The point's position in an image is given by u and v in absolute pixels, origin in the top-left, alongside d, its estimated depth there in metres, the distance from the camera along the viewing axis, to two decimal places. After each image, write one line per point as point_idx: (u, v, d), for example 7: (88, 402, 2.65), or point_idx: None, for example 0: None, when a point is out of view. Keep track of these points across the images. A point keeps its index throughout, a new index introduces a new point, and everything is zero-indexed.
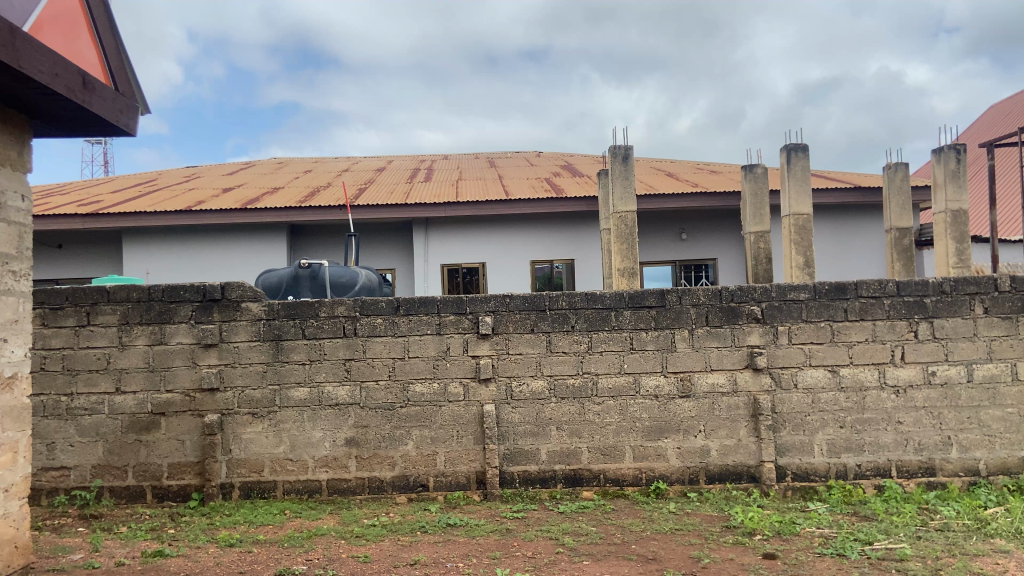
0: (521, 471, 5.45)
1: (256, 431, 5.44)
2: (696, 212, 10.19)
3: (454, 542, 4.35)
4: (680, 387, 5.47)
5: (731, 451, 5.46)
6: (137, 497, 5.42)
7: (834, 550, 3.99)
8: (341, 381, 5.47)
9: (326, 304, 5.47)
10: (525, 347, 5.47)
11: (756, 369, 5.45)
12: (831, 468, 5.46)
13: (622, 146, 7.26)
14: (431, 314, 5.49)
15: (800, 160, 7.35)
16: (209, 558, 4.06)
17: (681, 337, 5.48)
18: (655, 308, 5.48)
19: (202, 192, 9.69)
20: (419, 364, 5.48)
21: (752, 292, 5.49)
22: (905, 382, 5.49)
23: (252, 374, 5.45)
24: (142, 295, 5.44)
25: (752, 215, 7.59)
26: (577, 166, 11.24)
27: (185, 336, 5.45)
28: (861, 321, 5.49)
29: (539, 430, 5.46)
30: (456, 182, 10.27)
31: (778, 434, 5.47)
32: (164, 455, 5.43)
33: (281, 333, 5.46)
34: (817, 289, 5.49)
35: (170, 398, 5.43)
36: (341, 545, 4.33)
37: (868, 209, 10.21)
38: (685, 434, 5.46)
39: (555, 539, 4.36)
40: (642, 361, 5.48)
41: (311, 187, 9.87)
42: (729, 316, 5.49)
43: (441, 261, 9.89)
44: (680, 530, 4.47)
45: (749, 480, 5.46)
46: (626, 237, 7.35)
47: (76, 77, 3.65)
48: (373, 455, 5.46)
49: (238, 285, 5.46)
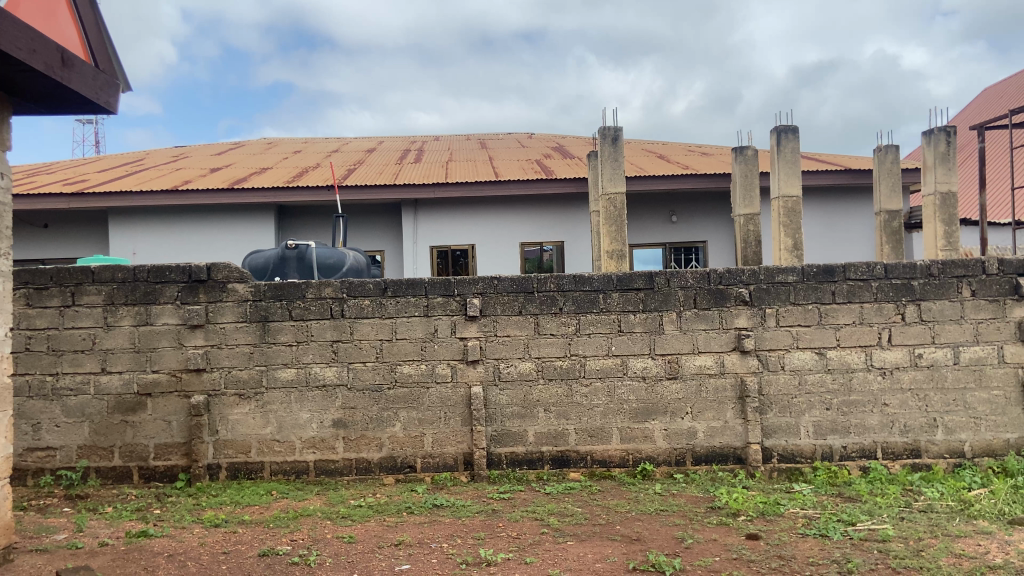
0: (508, 452, 5.46)
1: (243, 412, 5.44)
2: (686, 194, 10.17)
3: (439, 523, 4.36)
4: (667, 368, 5.47)
5: (718, 433, 5.48)
6: (123, 477, 5.41)
7: (817, 531, 4.01)
8: (329, 363, 5.45)
9: (313, 286, 5.44)
10: (513, 329, 5.46)
11: (744, 352, 5.45)
12: (817, 450, 5.48)
13: (611, 128, 7.21)
14: (419, 296, 5.47)
15: (789, 142, 7.35)
16: (193, 538, 4.05)
17: (669, 319, 5.47)
18: (643, 291, 5.47)
19: (190, 172, 9.62)
20: (407, 346, 5.47)
21: (741, 274, 5.48)
22: (892, 364, 5.51)
23: (239, 355, 5.43)
24: (127, 276, 5.40)
25: (742, 196, 7.56)
26: (569, 148, 11.18)
27: (171, 316, 5.42)
28: (849, 304, 5.50)
29: (527, 412, 5.46)
30: (446, 163, 10.21)
31: (764, 415, 5.49)
32: (150, 436, 5.41)
33: (267, 314, 5.44)
34: (805, 272, 5.48)
35: (156, 379, 5.41)
36: (326, 525, 4.33)
37: (858, 190, 10.21)
38: (672, 416, 5.48)
39: (540, 519, 4.37)
40: (630, 343, 5.47)
41: (300, 167, 9.80)
42: (718, 298, 5.48)
43: (431, 242, 9.85)
44: (665, 511, 4.49)
45: (736, 462, 5.48)
46: (616, 219, 7.33)
47: (54, 54, 3.60)
48: (360, 436, 5.45)
49: (224, 266, 5.43)
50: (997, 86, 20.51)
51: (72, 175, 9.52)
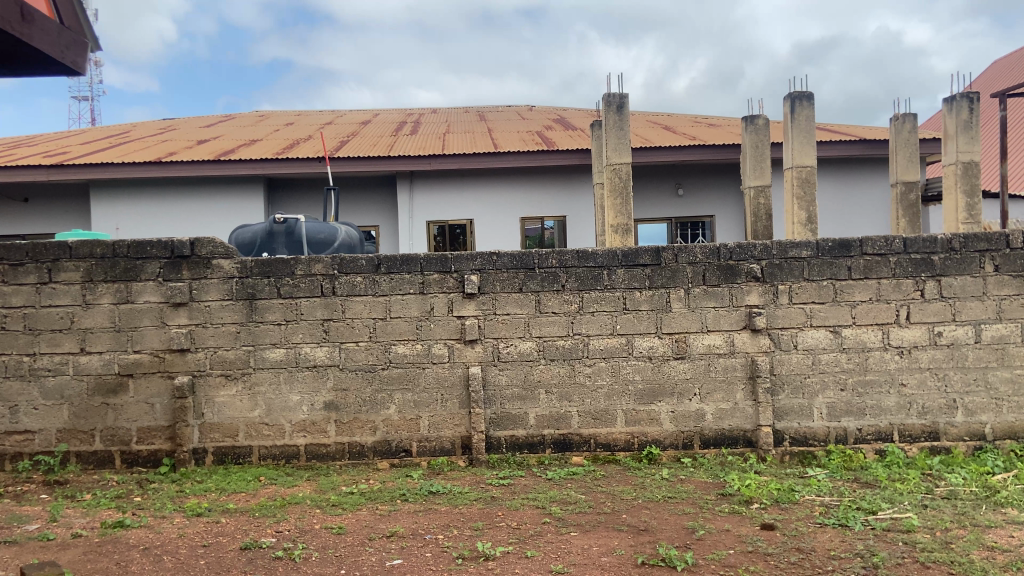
0: (508, 435, 5.22)
1: (230, 394, 5.19)
2: (692, 167, 9.86)
3: (435, 512, 4.12)
4: (674, 348, 5.22)
5: (727, 415, 5.23)
6: (105, 462, 5.17)
7: (836, 520, 3.77)
8: (319, 343, 5.20)
9: (303, 262, 5.17)
10: (512, 307, 5.20)
11: (755, 330, 5.19)
12: (831, 433, 5.24)
13: (616, 95, 6.93)
14: (414, 273, 5.20)
15: (805, 109, 7.04)
16: (172, 529, 3.82)
17: (677, 296, 5.20)
18: (649, 267, 5.20)
19: (177, 144, 9.31)
20: (401, 325, 5.20)
21: (752, 249, 5.20)
22: (910, 343, 5.25)
23: (225, 335, 5.17)
24: (106, 251, 5.13)
25: (752, 168, 7.28)
26: (570, 119, 10.85)
27: (153, 294, 5.16)
28: (866, 280, 5.23)
29: (527, 394, 5.21)
30: (442, 135, 9.90)
31: (776, 397, 5.24)
32: (133, 419, 5.17)
33: (254, 292, 5.17)
34: (820, 247, 5.21)
35: (139, 359, 5.15)
36: (315, 514, 4.09)
37: (867, 163, 9.90)
38: (679, 398, 5.23)
39: (541, 508, 4.13)
40: (635, 322, 5.21)
41: (290, 139, 9.49)
42: (728, 274, 5.21)
43: (426, 218, 9.57)
44: (674, 498, 4.24)
45: (746, 445, 5.24)
46: (621, 192, 7.04)
47: (12, 9, 3.30)
48: (353, 419, 5.21)
49: (208, 241, 5.16)
50: (1010, 56, 20.08)
51: (55, 148, 9.21)
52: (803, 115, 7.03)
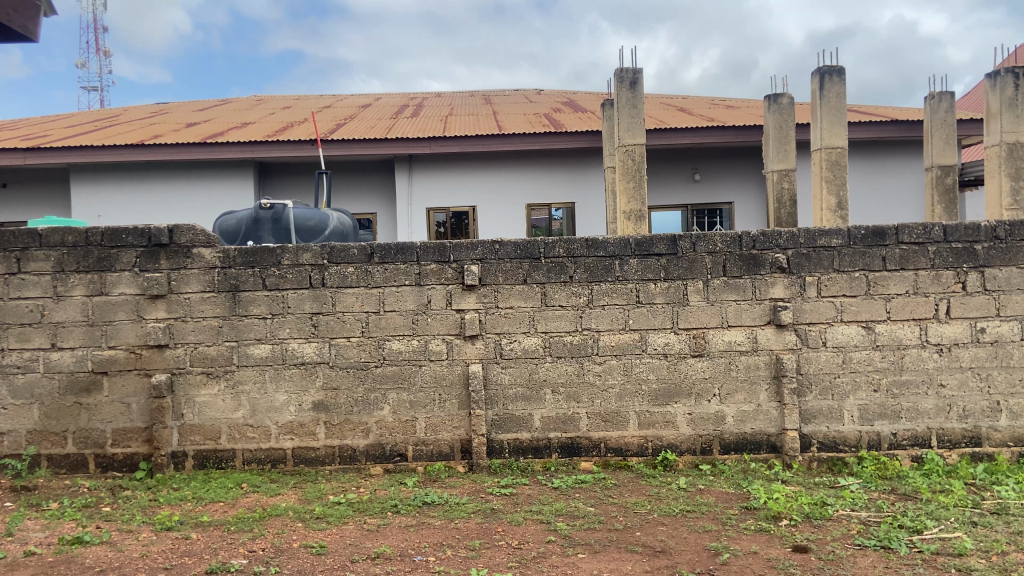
0: (511, 439, 4.83)
1: (211, 393, 4.81)
2: (709, 150, 9.41)
3: (429, 527, 3.73)
4: (691, 345, 4.80)
5: (749, 418, 4.82)
6: (78, 466, 4.81)
7: (877, 542, 3.38)
8: (308, 338, 4.81)
9: (290, 250, 4.78)
10: (516, 300, 4.79)
11: (780, 326, 4.77)
12: (863, 438, 4.82)
13: (631, 70, 6.51)
14: (410, 263, 4.79)
15: (835, 85, 6.60)
16: (136, 547, 3.45)
17: (695, 288, 4.79)
18: (665, 256, 4.78)
19: (168, 127, 8.93)
20: (396, 319, 4.81)
21: (777, 237, 4.77)
22: (950, 340, 4.81)
23: (206, 329, 4.80)
24: (78, 239, 4.76)
25: (775, 151, 6.87)
26: (580, 102, 10.40)
27: (128, 285, 4.78)
28: (902, 271, 4.79)
29: (532, 394, 4.81)
30: (445, 118, 9.49)
31: (803, 398, 4.82)
32: (108, 420, 4.80)
33: (238, 283, 4.79)
34: (852, 235, 4.77)
35: (113, 356, 4.78)
36: (297, 529, 3.72)
37: (893, 148, 9.43)
38: (697, 399, 4.81)
39: (546, 523, 3.74)
40: (649, 316, 4.79)
41: (286, 123, 9.09)
42: (750, 265, 4.78)
43: (427, 204, 9.18)
44: (693, 512, 3.84)
45: (770, 451, 4.82)
46: (634, 175, 6.61)
47: None
48: (344, 421, 4.83)
49: (188, 228, 4.78)
50: None
51: (43, 131, 8.84)
52: (833, 91, 6.61)
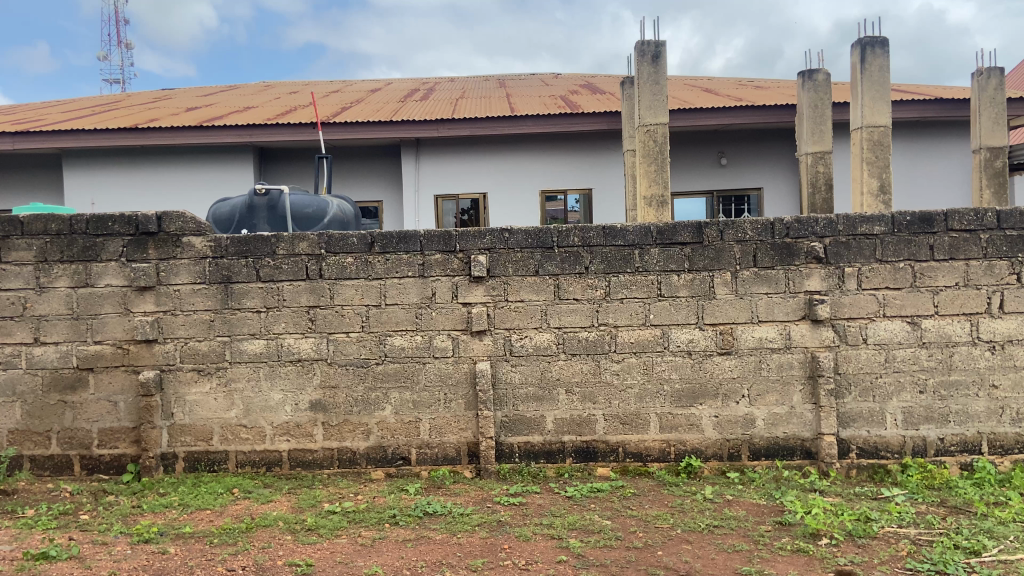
0: (522, 442, 4.48)
1: (203, 391, 4.51)
2: (736, 133, 8.97)
3: (428, 541, 3.40)
4: (718, 341, 4.42)
5: (781, 421, 4.43)
6: (62, 468, 4.53)
7: (930, 568, 3.02)
8: (305, 334, 4.49)
9: (285, 239, 4.46)
10: (528, 293, 4.43)
11: (816, 321, 4.37)
12: (906, 443, 4.42)
13: (653, 43, 6.14)
14: (413, 253, 4.45)
15: (878, 58, 6.26)
16: (107, 563, 3.15)
17: (722, 280, 4.40)
18: (689, 245, 4.39)
19: (171, 112, 8.65)
20: (399, 313, 4.47)
21: (813, 224, 4.37)
22: (1003, 337, 4.39)
23: (197, 324, 4.49)
24: (62, 227, 4.47)
25: (810, 133, 6.50)
26: (599, 84, 10.00)
27: (114, 276, 4.48)
28: (951, 261, 4.37)
29: (544, 394, 4.46)
30: (458, 101, 9.14)
31: (840, 400, 4.42)
32: (93, 419, 4.52)
33: (230, 275, 4.47)
34: (895, 221, 4.36)
35: (99, 351, 4.49)
36: (286, 543, 3.41)
37: (933, 131, 8.96)
38: (724, 400, 4.44)
39: (558, 539, 3.38)
40: (672, 310, 4.42)
41: (292, 106, 8.78)
42: (784, 255, 4.39)
43: (435, 191, 8.86)
44: (721, 528, 3.48)
45: (804, 457, 4.43)
46: (655, 157, 6.23)
47: None
48: (343, 422, 4.51)
49: (177, 216, 4.45)
50: None
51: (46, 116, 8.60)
52: (875, 64, 6.25)
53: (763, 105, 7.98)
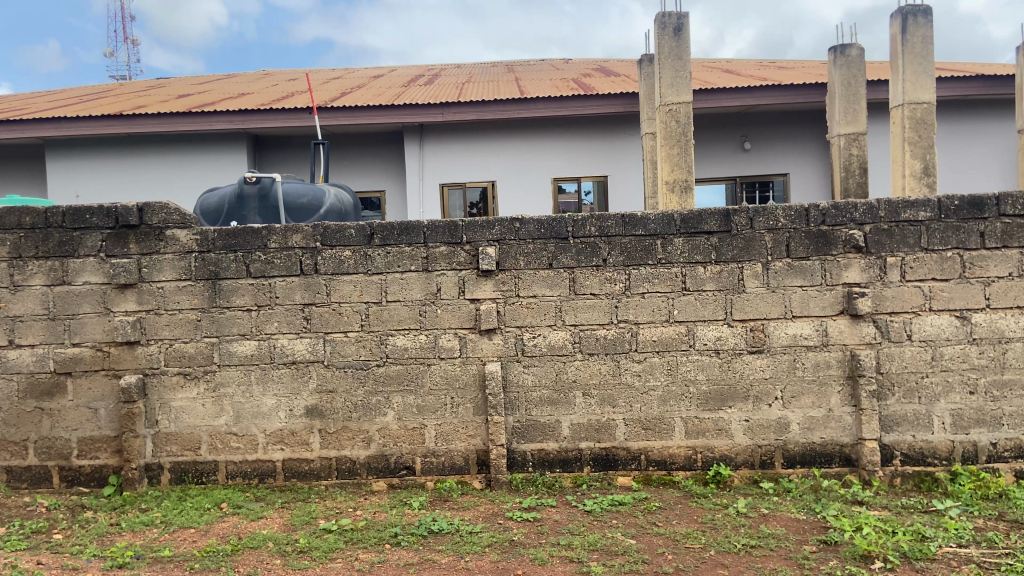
0: (536, 450, 4.12)
1: (189, 397, 4.17)
2: (757, 115, 8.56)
3: (433, 566, 3.05)
4: (749, 339, 4.05)
5: (818, 425, 4.06)
6: (40, 481, 4.21)
7: None
8: (299, 334, 4.15)
9: (277, 232, 4.11)
10: (541, 287, 4.07)
11: (856, 316, 3.99)
12: (956, 448, 4.05)
13: (674, 15, 5.84)
14: (416, 245, 4.09)
15: (921, 28, 6.07)
16: None
17: (752, 272, 4.03)
18: (716, 235, 4.03)
19: (163, 100, 8.33)
20: (401, 311, 4.12)
21: (852, 210, 3.99)
22: None
23: (182, 324, 4.15)
24: (37, 221, 4.13)
25: (842, 113, 6.46)
26: (611, 68, 9.59)
27: (93, 274, 4.15)
28: (1004, 249, 3.99)
29: (560, 398, 4.11)
30: (463, 86, 8.76)
31: (883, 403, 4.05)
32: (72, 428, 4.19)
33: (218, 270, 4.13)
34: (942, 207, 3.98)
35: (77, 355, 4.16)
36: (275, 568, 3.07)
37: (956, 117, 8.62)
38: (755, 403, 4.07)
39: (579, 562, 3.03)
40: (698, 306, 4.05)
41: (289, 93, 8.45)
42: (820, 244, 4.01)
43: (440, 180, 8.50)
44: (760, 550, 3.11)
45: (844, 465, 4.06)
46: (678, 140, 5.87)
47: None
48: (341, 429, 4.16)
49: (160, 207, 4.12)
50: None
51: (39, 105, 8.30)
52: (918, 36, 6.07)
53: (786, 86, 7.58)
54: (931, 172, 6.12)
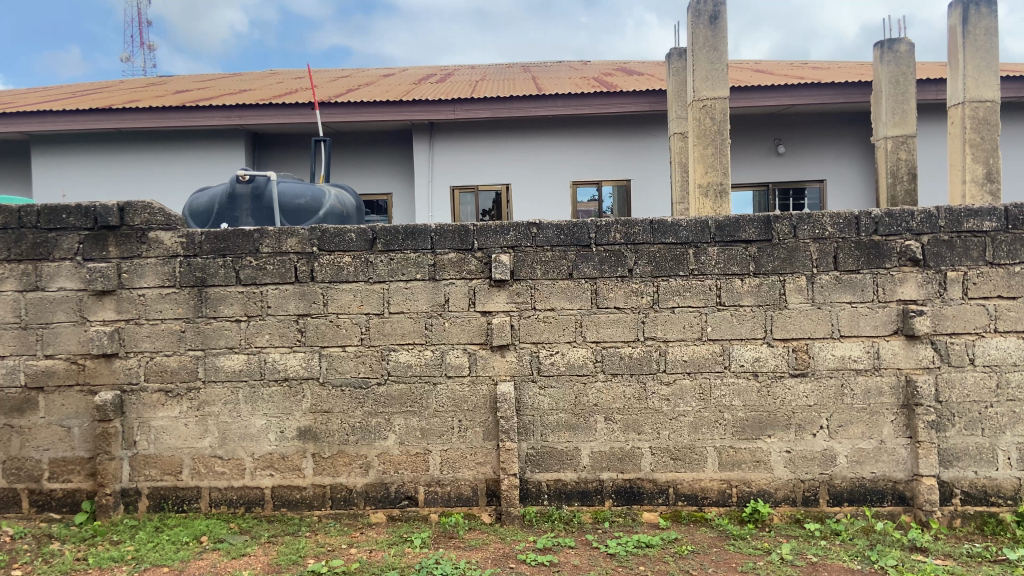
0: (552, 480, 3.72)
1: (171, 416, 3.79)
2: (796, 118, 8.16)
3: None
4: (791, 361, 3.63)
5: (868, 458, 3.64)
6: (7, 505, 3.84)
7: None
8: (292, 348, 3.76)
9: (269, 235, 3.73)
10: (560, 300, 3.67)
11: (912, 337, 3.57)
12: (1022, 487, 3.61)
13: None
14: (422, 251, 3.70)
15: (983, 18, 5.67)
16: None
17: (796, 286, 3.61)
18: (755, 244, 3.62)
19: (161, 96, 7.97)
20: (405, 323, 3.73)
21: (908, 218, 3.57)
22: None
23: (165, 335, 3.77)
24: (9, 220, 3.76)
25: (890, 114, 6.20)
26: (632, 68, 9.19)
27: (69, 279, 3.77)
28: None
29: (579, 423, 3.70)
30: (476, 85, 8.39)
31: (942, 434, 3.62)
32: (43, 447, 3.82)
33: (205, 276, 3.75)
34: (1010, 216, 3.55)
35: (51, 367, 3.79)
36: None
37: None
38: (798, 432, 3.65)
39: None
40: (734, 323, 3.64)
41: (293, 90, 8.10)
42: (873, 256, 3.59)
43: (452, 183, 8.13)
44: None
45: (896, 503, 3.64)
46: (713, 138, 5.50)
47: None
48: (337, 454, 3.77)
49: (143, 207, 3.75)
50: None
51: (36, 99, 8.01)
52: (980, 27, 5.66)
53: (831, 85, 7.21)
54: (995, 179, 5.57)
